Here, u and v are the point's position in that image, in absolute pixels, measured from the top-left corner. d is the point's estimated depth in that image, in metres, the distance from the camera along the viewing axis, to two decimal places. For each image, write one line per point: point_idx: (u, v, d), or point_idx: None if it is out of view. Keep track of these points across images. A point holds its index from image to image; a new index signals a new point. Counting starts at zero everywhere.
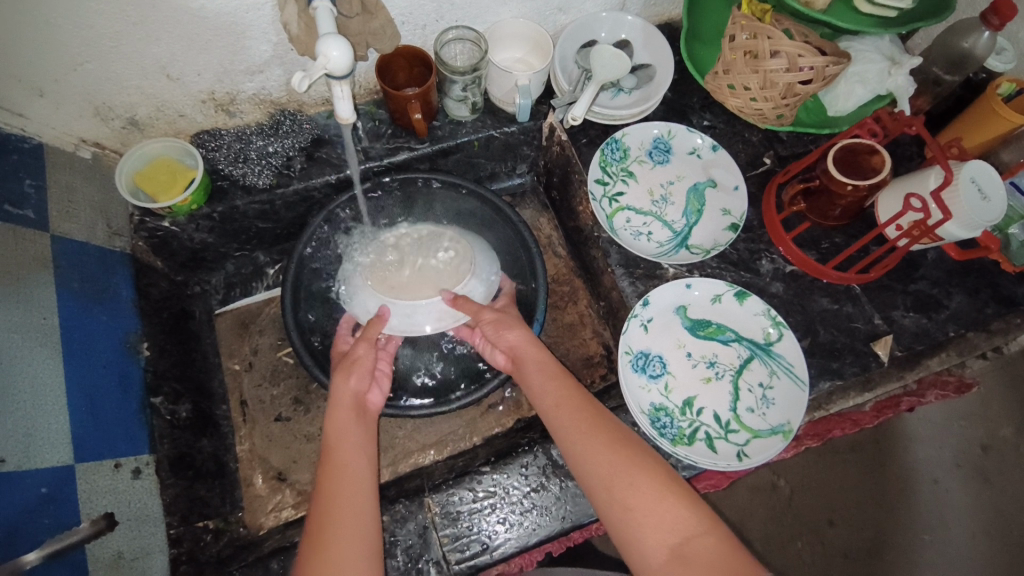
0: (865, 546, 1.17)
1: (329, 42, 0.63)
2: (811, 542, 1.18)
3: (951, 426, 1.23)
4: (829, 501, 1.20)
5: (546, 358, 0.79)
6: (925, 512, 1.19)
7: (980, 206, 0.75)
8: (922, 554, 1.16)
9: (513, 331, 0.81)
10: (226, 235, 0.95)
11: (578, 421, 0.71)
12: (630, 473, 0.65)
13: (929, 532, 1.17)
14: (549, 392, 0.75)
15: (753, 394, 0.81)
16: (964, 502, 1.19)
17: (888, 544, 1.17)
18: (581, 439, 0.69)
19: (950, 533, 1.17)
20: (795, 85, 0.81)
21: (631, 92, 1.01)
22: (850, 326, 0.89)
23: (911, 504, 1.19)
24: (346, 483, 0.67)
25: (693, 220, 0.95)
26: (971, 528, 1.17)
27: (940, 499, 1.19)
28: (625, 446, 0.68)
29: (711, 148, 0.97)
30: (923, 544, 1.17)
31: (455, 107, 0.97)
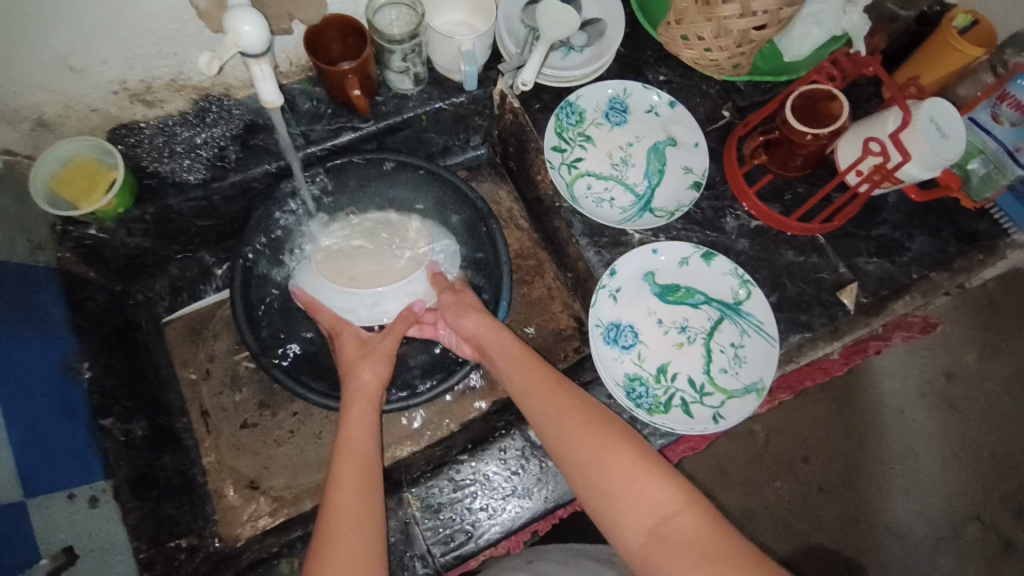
0: (839, 479, 1.21)
1: (238, 16, 0.56)
2: (789, 481, 1.21)
3: (916, 357, 1.26)
4: (806, 441, 1.23)
5: (508, 340, 0.78)
6: (895, 440, 1.23)
7: (939, 145, 0.73)
8: (894, 480, 1.21)
9: (473, 318, 0.81)
10: (164, 238, 0.89)
11: (546, 403, 0.69)
12: (601, 453, 0.64)
13: (899, 461, 1.22)
14: (515, 377, 0.73)
15: (725, 353, 0.81)
16: (931, 429, 1.23)
17: (861, 476, 1.22)
18: (552, 420, 0.68)
19: (920, 459, 1.22)
20: (749, 32, 0.77)
21: (582, 50, 0.95)
22: (817, 277, 0.88)
23: (881, 435, 1.23)
24: (359, 481, 0.64)
25: (655, 181, 0.92)
26: (939, 454, 1.22)
27: (908, 426, 1.24)
28: (599, 422, 0.67)
29: (669, 105, 0.94)
30: (894, 472, 1.22)
31: (397, 80, 0.90)
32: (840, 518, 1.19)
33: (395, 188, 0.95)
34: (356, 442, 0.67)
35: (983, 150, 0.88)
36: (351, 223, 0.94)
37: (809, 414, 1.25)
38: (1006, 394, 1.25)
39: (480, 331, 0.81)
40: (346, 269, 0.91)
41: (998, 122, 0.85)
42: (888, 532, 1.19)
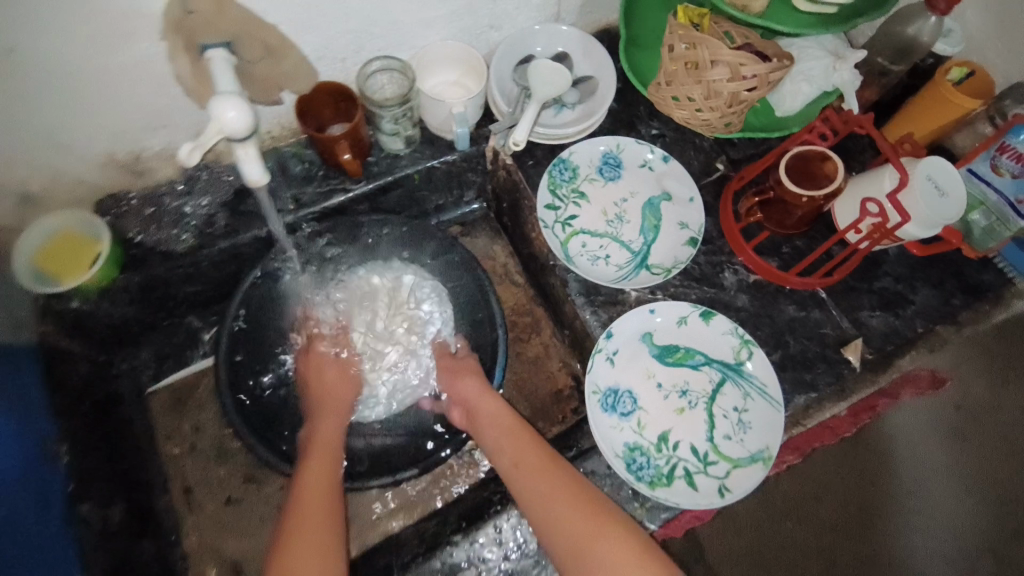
0: (852, 515, 1.12)
1: (224, 103, 0.56)
2: (800, 520, 1.12)
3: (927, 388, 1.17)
4: (817, 476, 1.15)
5: (503, 413, 0.78)
6: (904, 473, 1.14)
7: (937, 203, 0.72)
8: (907, 516, 1.12)
9: (469, 380, 0.82)
10: (150, 306, 0.87)
11: (540, 482, 0.69)
12: (599, 540, 0.63)
13: (914, 498, 1.13)
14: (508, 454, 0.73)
15: (727, 420, 0.78)
16: (943, 462, 1.14)
17: (874, 514, 1.12)
18: (541, 504, 0.67)
19: (935, 496, 1.13)
20: (740, 93, 0.77)
21: (574, 107, 0.95)
22: (820, 333, 0.86)
23: (891, 468, 1.14)
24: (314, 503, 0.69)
25: (651, 237, 0.91)
26: (956, 487, 1.13)
27: (917, 459, 1.14)
28: (591, 506, 0.66)
29: (662, 160, 0.93)
30: (906, 507, 1.12)
31: (390, 141, 0.90)
32: (856, 558, 1.10)
33: (387, 249, 0.93)
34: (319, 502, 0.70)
35: (984, 203, 0.87)
36: (344, 290, 0.93)
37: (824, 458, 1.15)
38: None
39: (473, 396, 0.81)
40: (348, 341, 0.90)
41: (999, 174, 0.84)
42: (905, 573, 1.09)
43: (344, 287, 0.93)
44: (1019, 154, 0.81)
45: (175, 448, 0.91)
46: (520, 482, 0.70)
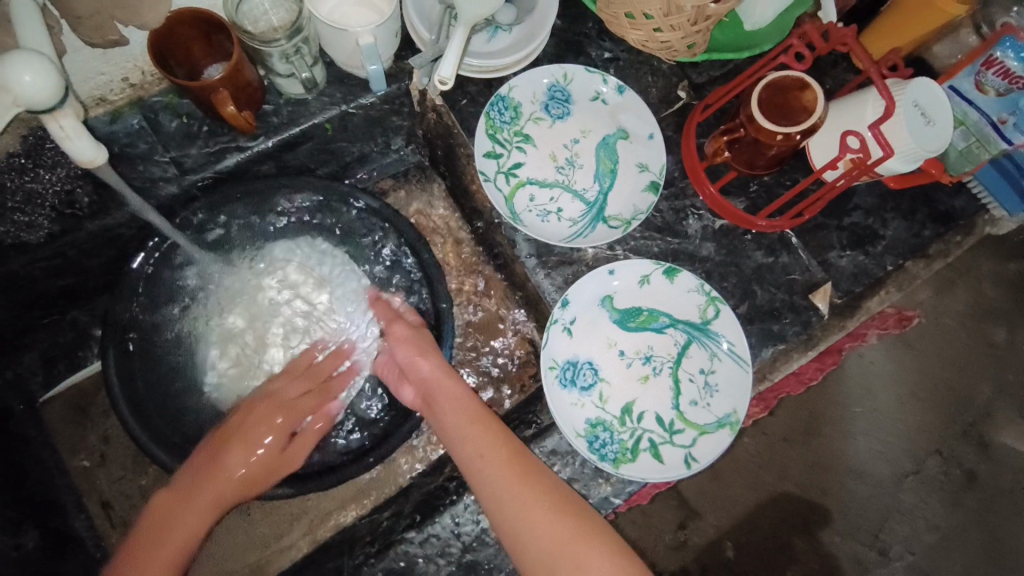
0: (803, 426, 1.14)
1: (10, 61, 0.40)
2: (755, 434, 1.14)
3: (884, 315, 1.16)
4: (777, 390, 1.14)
5: (466, 398, 0.69)
6: (854, 385, 1.15)
7: (922, 134, 0.64)
8: (856, 424, 1.15)
9: (426, 361, 0.71)
10: (18, 306, 0.72)
11: (514, 480, 0.62)
12: (580, 547, 0.58)
13: (860, 404, 1.15)
14: (474, 444, 0.65)
15: (693, 383, 0.73)
16: (888, 368, 1.16)
17: (823, 423, 1.15)
18: (515, 504, 0.61)
19: (881, 401, 1.15)
20: (705, 7, 0.64)
21: (511, 28, 0.79)
22: (788, 279, 0.80)
23: (842, 381, 1.15)
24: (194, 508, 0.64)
25: (607, 184, 0.80)
26: (902, 391, 1.15)
27: (867, 370, 1.16)
28: (569, 509, 0.60)
29: (617, 90, 0.80)
30: (855, 415, 1.15)
31: (288, 84, 0.73)
32: (806, 466, 1.13)
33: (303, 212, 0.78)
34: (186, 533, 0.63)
35: (962, 123, 0.79)
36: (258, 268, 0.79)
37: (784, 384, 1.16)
38: (972, 325, 1.17)
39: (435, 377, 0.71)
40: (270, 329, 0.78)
41: (984, 92, 0.76)
42: (851, 475, 1.13)
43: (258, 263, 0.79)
44: (1006, 70, 0.73)
45: (85, 461, 0.80)
46: (488, 479, 0.62)
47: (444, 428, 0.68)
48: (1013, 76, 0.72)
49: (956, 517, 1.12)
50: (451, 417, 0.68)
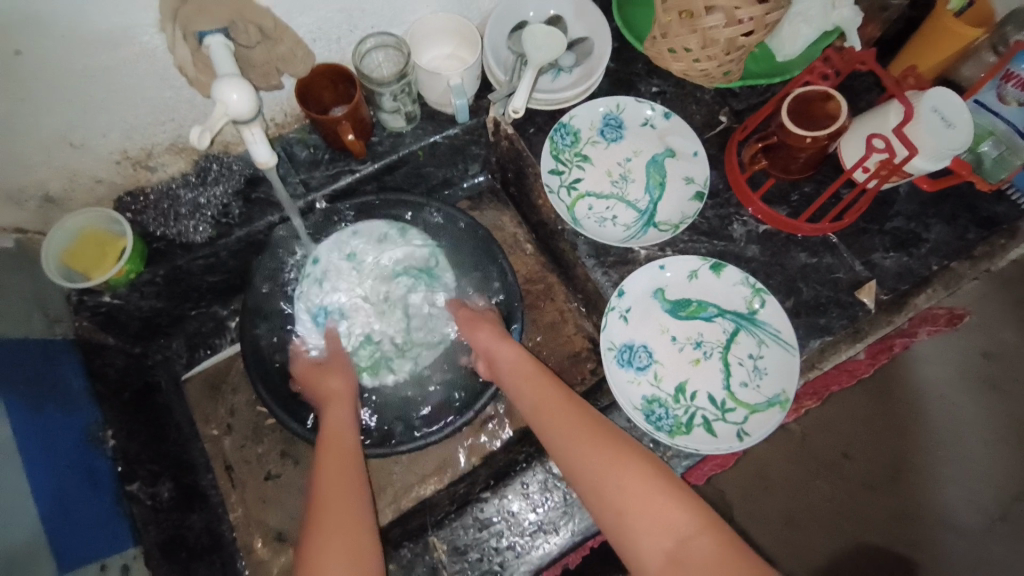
0: (883, 470, 1.14)
1: (226, 86, 0.58)
2: (831, 479, 1.14)
3: (950, 339, 1.17)
4: (843, 430, 1.16)
5: (522, 357, 0.81)
6: (938, 428, 1.14)
7: (943, 134, 0.71)
8: (943, 468, 1.13)
9: (484, 330, 0.85)
10: (176, 297, 0.91)
11: (561, 417, 0.71)
12: (618, 468, 0.65)
13: (947, 448, 1.13)
14: (528, 389, 0.76)
15: (745, 371, 0.79)
16: (976, 413, 1.14)
17: (909, 468, 1.13)
18: (564, 436, 0.69)
19: (968, 446, 1.13)
20: (737, 39, 0.77)
21: (571, 70, 0.95)
22: (833, 278, 0.86)
23: (922, 421, 1.15)
24: (337, 469, 0.71)
25: (657, 195, 0.91)
26: (990, 436, 1.13)
27: (949, 412, 1.15)
28: (610, 438, 0.68)
29: (663, 116, 0.93)
30: (940, 459, 1.13)
31: (391, 119, 0.91)
32: (888, 511, 1.12)
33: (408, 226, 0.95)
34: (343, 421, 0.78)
35: (993, 132, 0.85)
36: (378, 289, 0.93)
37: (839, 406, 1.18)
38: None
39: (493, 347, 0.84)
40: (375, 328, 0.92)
41: (1007, 103, 0.82)
42: (942, 524, 1.11)
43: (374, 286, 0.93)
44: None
45: (214, 430, 0.94)
46: (541, 419, 0.73)
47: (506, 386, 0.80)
48: None
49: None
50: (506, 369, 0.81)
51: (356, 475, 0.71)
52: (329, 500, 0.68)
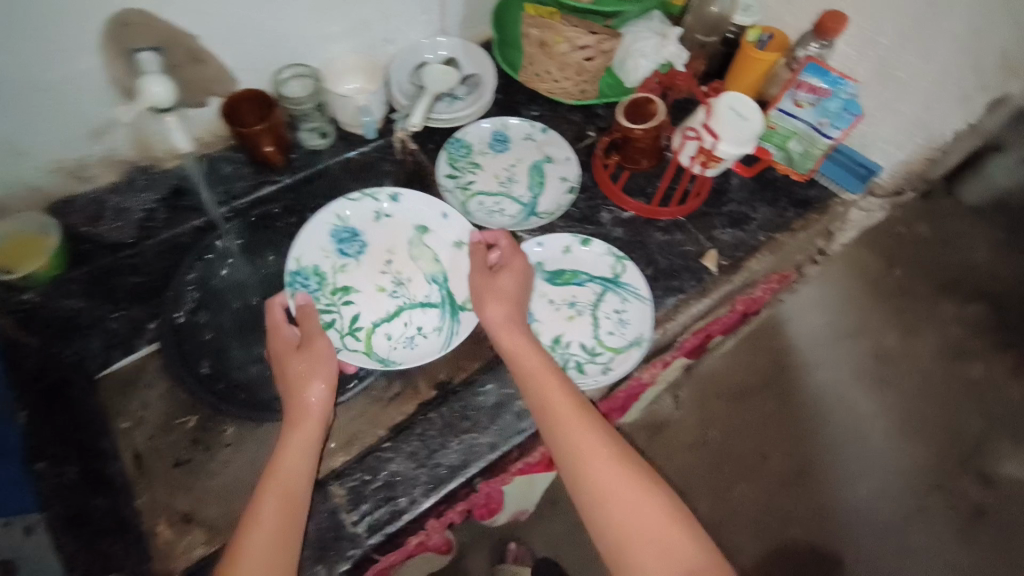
0: (798, 470, 1.49)
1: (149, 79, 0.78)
2: (751, 481, 1.47)
3: (844, 343, 1.59)
4: (758, 441, 1.52)
5: (511, 321, 0.84)
6: (840, 423, 1.53)
7: (739, 125, 0.93)
8: (845, 461, 1.50)
9: (502, 277, 0.88)
10: (98, 296, 0.97)
11: (574, 404, 0.78)
12: (617, 462, 0.73)
13: (849, 444, 1.51)
14: (539, 362, 0.81)
15: (612, 318, 0.93)
16: (870, 408, 1.54)
17: (816, 468, 1.49)
18: (552, 431, 0.75)
19: (868, 441, 1.51)
20: (582, 63, 1.01)
21: (465, 98, 1.15)
22: (682, 250, 1.03)
23: (824, 424, 1.53)
24: (288, 483, 0.73)
25: (538, 192, 1.08)
26: (886, 429, 1.51)
27: (850, 409, 1.54)
28: (623, 432, 0.76)
29: (541, 131, 1.12)
30: (844, 454, 1.50)
31: (308, 138, 1.07)
32: (806, 507, 1.46)
33: None
34: (313, 416, 0.79)
35: (795, 133, 1.06)
36: (387, 266, 0.98)
37: (760, 420, 1.54)
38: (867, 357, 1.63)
39: (514, 285, 0.87)
40: (382, 303, 0.95)
41: (801, 105, 1.02)
42: (849, 513, 1.45)
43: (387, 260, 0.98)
44: (811, 87, 0.99)
45: (125, 423, 0.95)
46: (556, 401, 0.77)
47: (507, 350, 0.83)
48: (818, 90, 0.99)
49: (972, 554, 1.42)
50: (520, 334, 0.83)
51: (304, 487, 0.74)
52: (275, 496, 0.72)
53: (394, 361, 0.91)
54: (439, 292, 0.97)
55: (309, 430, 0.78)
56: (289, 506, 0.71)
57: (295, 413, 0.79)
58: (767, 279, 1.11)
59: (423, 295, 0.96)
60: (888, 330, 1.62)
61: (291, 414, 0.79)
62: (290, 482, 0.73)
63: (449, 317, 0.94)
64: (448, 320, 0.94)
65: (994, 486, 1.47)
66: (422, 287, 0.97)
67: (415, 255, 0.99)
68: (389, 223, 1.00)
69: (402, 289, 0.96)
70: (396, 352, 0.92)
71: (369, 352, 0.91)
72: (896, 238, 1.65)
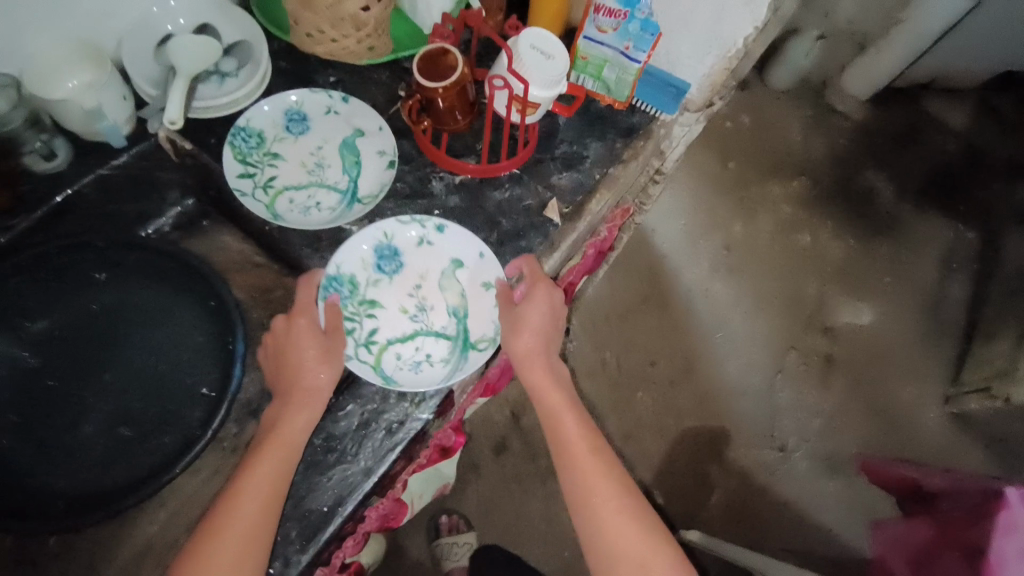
0: (684, 369, 1.54)
1: None
2: (647, 388, 1.51)
3: (699, 243, 1.64)
4: (647, 349, 1.55)
5: (547, 323, 0.85)
6: (707, 321, 1.58)
7: (545, 65, 0.87)
8: (720, 347, 1.56)
9: (539, 291, 0.85)
10: None
11: (581, 429, 0.81)
12: (605, 489, 0.76)
13: (720, 330, 1.57)
14: (553, 388, 0.82)
15: (457, 325, 0.88)
16: (728, 295, 1.61)
17: (698, 361, 1.55)
18: (585, 451, 0.79)
19: (738, 328, 1.58)
20: (358, 14, 0.85)
21: (237, 73, 0.94)
22: (523, 206, 0.98)
23: (697, 320, 1.58)
24: (249, 529, 0.68)
25: (355, 173, 0.95)
26: (747, 309, 1.60)
27: (710, 298, 1.60)
28: (604, 455, 0.79)
29: (342, 101, 0.97)
30: (717, 338, 1.57)
31: (37, 161, 0.85)
32: (694, 397, 1.52)
33: (101, 277, 0.86)
34: (291, 440, 0.74)
35: (606, 61, 1.02)
36: (427, 291, 0.89)
37: (644, 332, 1.56)
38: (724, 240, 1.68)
39: (544, 302, 0.84)
40: (391, 331, 0.87)
41: (603, 31, 0.99)
42: (733, 395, 1.53)
43: (426, 283, 0.90)
44: (609, 10, 0.96)
45: None
46: (575, 432, 0.80)
47: (548, 366, 0.84)
48: (614, 13, 0.96)
49: (831, 399, 1.54)
50: (543, 366, 0.83)
51: (267, 533, 0.69)
52: (227, 537, 0.67)
53: (395, 381, 0.82)
54: (455, 326, 0.88)
55: (290, 459, 0.74)
56: (250, 540, 0.68)
57: (277, 431, 0.75)
58: (609, 215, 1.12)
59: (442, 327, 0.88)
60: (736, 219, 1.69)
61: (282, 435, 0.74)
62: (237, 523, 0.68)
63: (461, 355, 0.86)
64: (456, 358, 0.86)
65: (837, 337, 1.60)
66: (444, 318, 0.88)
67: (444, 287, 0.89)
68: (429, 252, 0.90)
69: (427, 319, 0.88)
70: (400, 373, 0.84)
71: (377, 368, 0.83)
72: (724, 133, 1.77)
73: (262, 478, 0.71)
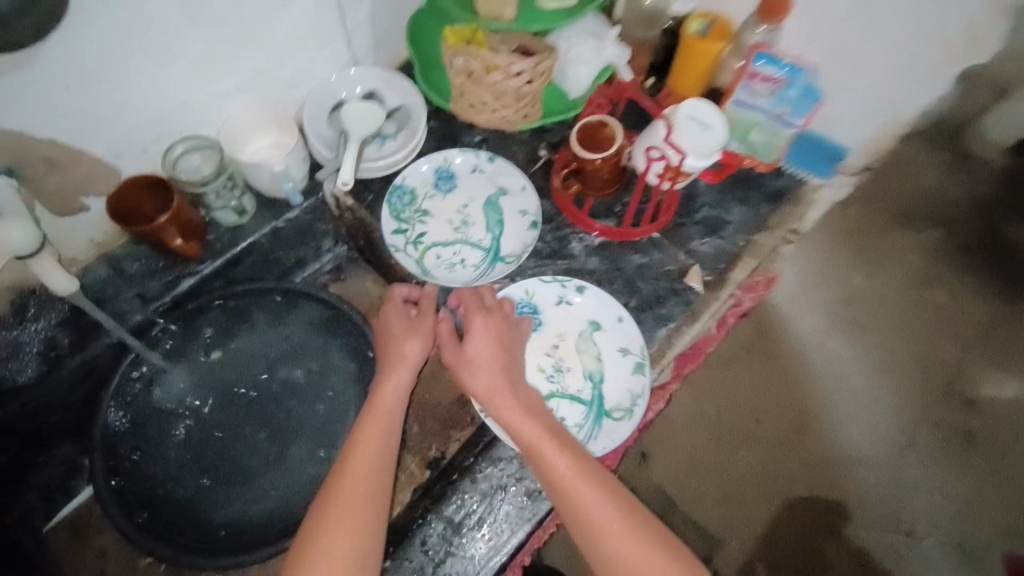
0: (792, 427, 1.32)
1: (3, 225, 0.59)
2: (752, 448, 1.30)
3: (819, 287, 1.39)
4: (751, 403, 1.34)
5: (489, 378, 0.77)
6: (823, 375, 1.35)
7: (702, 136, 0.85)
8: (835, 410, 1.33)
9: (479, 328, 0.80)
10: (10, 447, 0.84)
11: (576, 453, 0.72)
12: (612, 520, 0.67)
13: (836, 392, 1.35)
14: (526, 425, 0.74)
15: (593, 391, 0.89)
16: (850, 355, 1.37)
17: (811, 420, 1.33)
18: (570, 485, 0.69)
19: (855, 387, 1.35)
20: (521, 88, 0.88)
21: (395, 135, 1.02)
22: (663, 271, 0.96)
23: (807, 376, 1.36)
24: (354, 497, 0.67)
25: (498, 231, 0.97)
26: (874, 370, 1.35)
27: (828, 354, 1.37)
28: (605, 478, 0.70)
29: (489, 160, 1.00)
30: (833, 402, 1.34)
31: (224, 215, 0.93)
32: (808, 463, 1.30)
33: (269, 322, 0.94)
34: (388, 410, 0.75)
35: (757, 122, 0.99)
36: (564, 354, 0.91)
37: (752, 385, 1.35)
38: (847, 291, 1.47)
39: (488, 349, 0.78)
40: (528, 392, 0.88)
41: (758, 96, 0.95)
42: (852, 463, 1.30)
43: (564, 345, 0.91)
44: (766, 76, 0.93)
45: None
46: (558, 464, 0.70)
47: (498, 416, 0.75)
48: (772, 79, 0.93)
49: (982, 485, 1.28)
50: (514, 397, 0.76)
51: (377, 510, 0.67)
52: (333, 509, 0.66)
53: None
54: (590, 392, 0.88)
55: (387, 437, 0.73)
56: (356, 514, 0.66)
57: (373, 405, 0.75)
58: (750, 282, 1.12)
59: (578, 390, 0.89)
60: None
61: (377, 410, 0.75)
62: (334, 501, 0.66)
63: (593, 421, 0.87)
64: (589, 424, 0.86)
65: (978, 411, 1.34)
66: (580, 381, 0.89)
67: (581, 348, 0.91)
68: (569, 310, 0.92)
69: (562, 381, 0.89)
70: None
71: None
72: None
73: (365, 458, 0.70)
